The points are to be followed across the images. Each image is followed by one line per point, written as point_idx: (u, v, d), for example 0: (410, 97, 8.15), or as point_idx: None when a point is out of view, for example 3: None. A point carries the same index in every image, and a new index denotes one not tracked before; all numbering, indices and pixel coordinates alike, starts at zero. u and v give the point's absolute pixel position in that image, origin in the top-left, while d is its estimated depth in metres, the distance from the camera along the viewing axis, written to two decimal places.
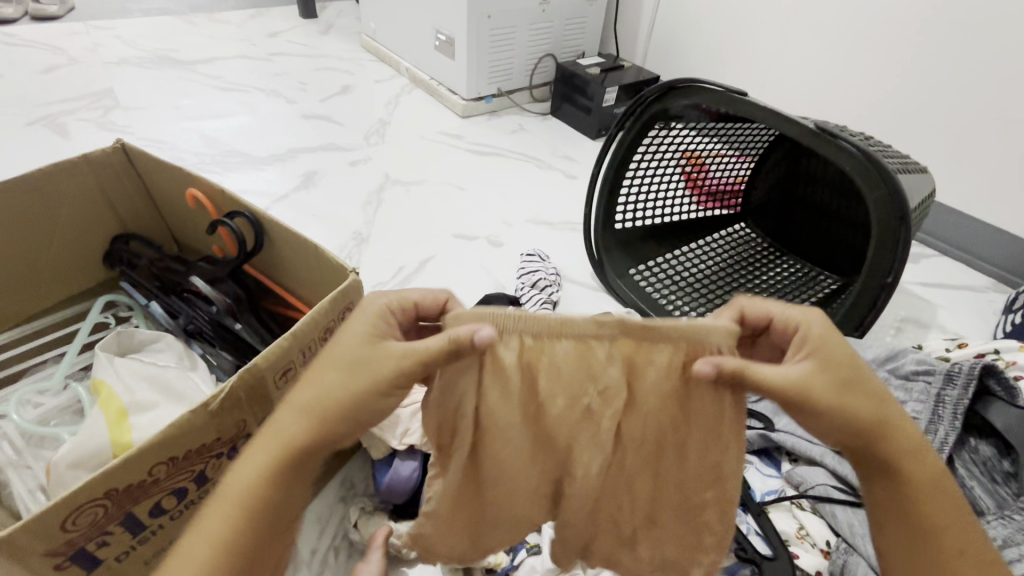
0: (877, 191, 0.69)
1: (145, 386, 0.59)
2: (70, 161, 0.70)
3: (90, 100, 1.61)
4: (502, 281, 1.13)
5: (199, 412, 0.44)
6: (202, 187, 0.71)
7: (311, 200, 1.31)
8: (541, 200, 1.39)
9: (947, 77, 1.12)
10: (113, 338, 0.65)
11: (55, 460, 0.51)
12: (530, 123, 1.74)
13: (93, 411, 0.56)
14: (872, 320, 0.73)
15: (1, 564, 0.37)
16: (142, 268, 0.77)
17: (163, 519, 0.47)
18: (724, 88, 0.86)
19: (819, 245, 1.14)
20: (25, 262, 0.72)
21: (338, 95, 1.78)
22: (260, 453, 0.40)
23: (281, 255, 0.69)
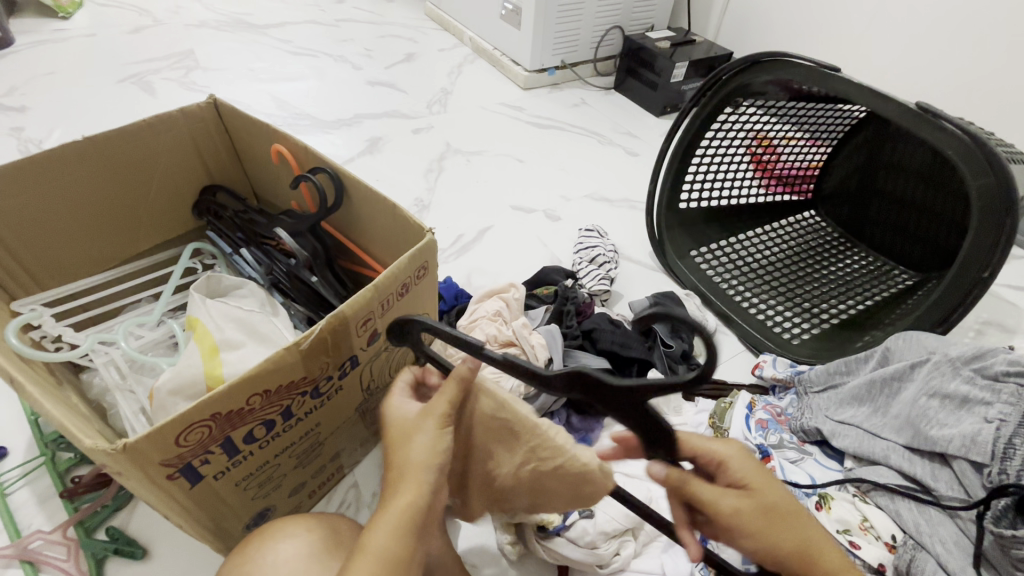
0: (982, 179, 0.65)
1: (233, 326, 0.64)
2: (169, 113, 0.74)
3: (173, 61, 1.69)
4: (558, 256, 1.13)
5: (291, 351, 0.47)
6: (287, 143, 0.73)
7: (375, 166, 1.34)
8: (602, 176, 1.37)
9: None
10: (204, 282, 0.69)
11: (158, 387, 0.57)
12: (592, 98, 1.70)
13: (190, 345, 0.61)
14: (959, 317, 0.69)
15: (127, 467, 0.41)
16: (226, 219, 0.81)
17: (253, 446, 0.51)
18: (815, 64, 0.81)
19: (897, 238, 1.08)
20: (125, 209, 0.78)
21: (402, 63, 1.80)
22: (390, 534, 0.41)
23: (358, 214, 0.72)
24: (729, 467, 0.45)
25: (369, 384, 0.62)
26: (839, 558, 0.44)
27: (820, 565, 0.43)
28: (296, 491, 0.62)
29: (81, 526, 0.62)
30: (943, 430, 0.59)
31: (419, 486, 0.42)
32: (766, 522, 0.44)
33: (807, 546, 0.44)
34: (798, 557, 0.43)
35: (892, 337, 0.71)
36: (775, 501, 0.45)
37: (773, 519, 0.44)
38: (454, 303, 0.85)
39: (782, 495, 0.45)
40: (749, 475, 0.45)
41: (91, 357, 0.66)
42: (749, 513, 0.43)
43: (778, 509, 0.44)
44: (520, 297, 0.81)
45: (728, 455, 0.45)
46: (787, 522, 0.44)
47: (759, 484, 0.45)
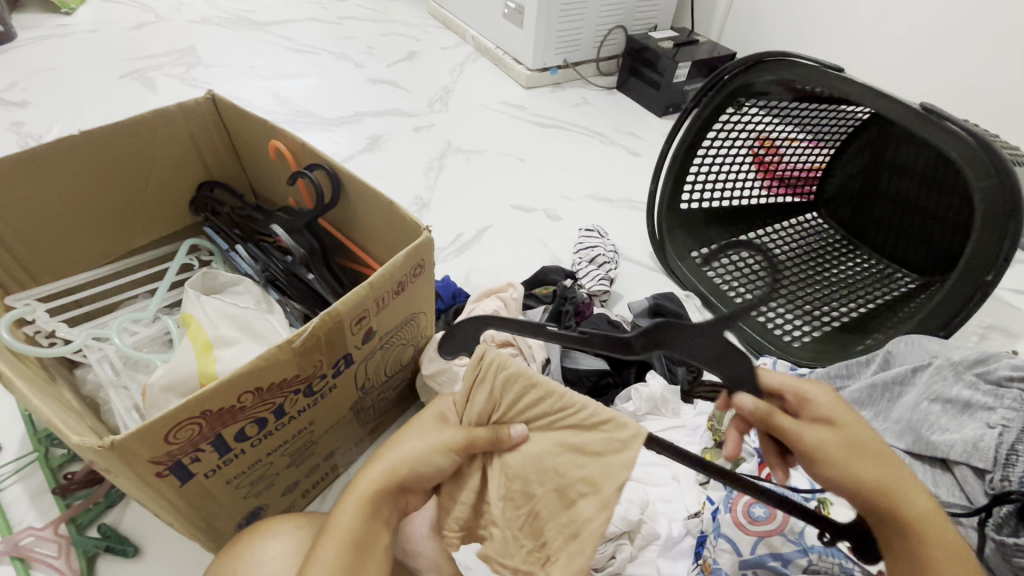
0: (986, 180, 0.64)
1: (227, 323, 0.63)
2: (168, 109, 0.74)
3: (175, 57, 1.69)
4: (558, 255, 1.12)
5: (285, 348, 0.46)
6: (284, 139, 0.73)
7: (376, 164, 1.33)
8: (603, 176, 1.36)
9: None
10: (199, 278, 0.69)
11: (151, 384, 0.56)
12: (594, 97, 1.70)
13: (184, 341, 0.61)
14: (961, 321, 0.68)
15: (114, 464, 0.40)
16: (223, 215, 0.81)
17: (245, 444, 0.50)
18: (820, 63, 0.80)
19: (898, 241, 1.08)
20: (123, 204, 0.77)
21: (404, 61, 1.79)
22: (350, 510, 0.44)
23: (355, 212, 0.71)
24: (813, 402, 0.45)
25: (364, 384, 0.62)
26: (931, 510, 0.40)
27: (914, 507, 0.40)
28: (289, 490, 0.62)
29: (74, 523, 0.62)
30: (945, 435, 0.58)
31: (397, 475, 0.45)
32: (854, 457, 0.41)
33: (897, 489, 0.40)
34: (888, 499, 0.40)
35: (895, 340, 0.71)
36: (862, 439, 0.42)
37: (862, 457, 0.41)
38: (452, 302, 0.84)
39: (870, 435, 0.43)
40: (841, 415, 0.44)
41: (85, 352, 0.65)
42: (833, 447, 0.42)
43: (870, 450, 0.42)
44: (518, 296, 0.81)
45: (815, 392, 0.45)
46: (875, 461, 0.41)
47: (846, 419, 0.44)
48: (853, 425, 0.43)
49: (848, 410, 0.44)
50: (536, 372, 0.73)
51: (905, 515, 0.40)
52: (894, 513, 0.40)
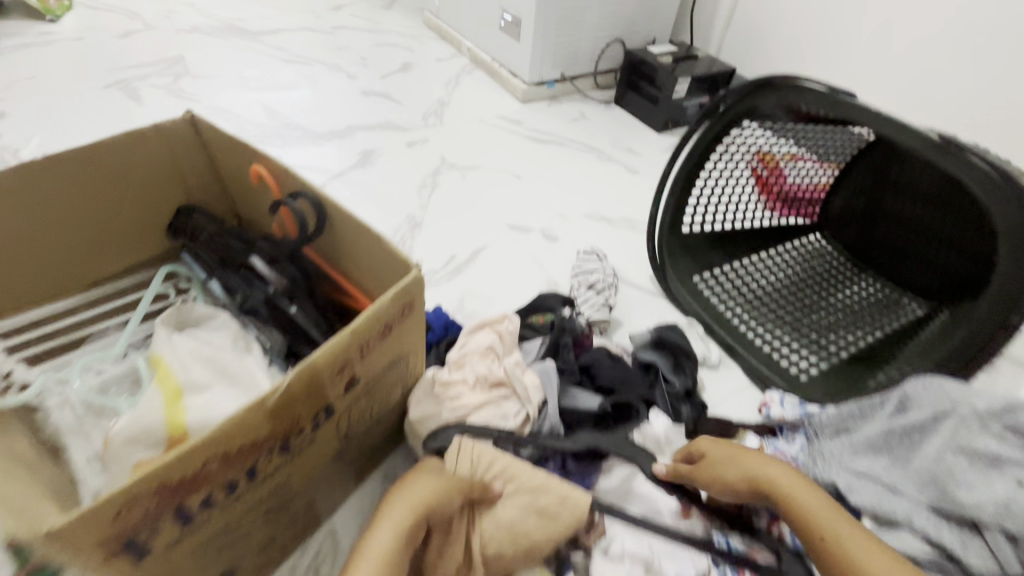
0: (1010, 216, 0.61)
1: (201, 365, 0.58)
2: (143, 131, 0.70)
3: (162, 67, 1.64)
4: (556, 279, 1.08)
5: (254, 410, 0.42)
6: (266, 164, 0.68)
7: (367, 180, 1.29)
8: (601, 194, 1.33)
9: None
10: (173, 313, 0.64)
11: (114, 436, 0.52)
12: (592, 112, 1.67)
13: (151, 386, 0.56)
14: (984, 360, 0.65)
15: (54, 554, 0.36)
16: (202, 241, 0.76)
17: (211, 512, 0.45)
18: (829, 87, 0.76)
19: (905, 266, 1.04)
20: (94, 230, 0.73)
21: (398, 72, 1.76)
22: (387, 539, 0.49)
23: (341, 243, 0.66)
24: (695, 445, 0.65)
25: (347, 432, 0.57)
26: (810, 492, 0.56)
27: (791, 499, 0.56)
28: (265, 548, 0.57)
29: None
30: (973, 495, 0.54)
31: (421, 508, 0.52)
32: (732, 461, 0.61)
33: (777, 491, 0.57)
34: (767, 488, 0.58)
35: (911, 381, 0.66)
36: (736, 452, 0.62)
37: (743, 470, 0.60)
38: (444, 334, 0.79)
39: (745, 454, 0.61)
40: (716, 447, 0.64)
41: (45, 397, 0.60)
42: (716, 466, 0.62)
43: (750, 455, 0.61)
44: (515, 329, 0.76)
45: (700, 442, 0.65)
46: (752, 459, 0.60)
47: (712, 448, 0.64)
48: (726, 451, 0.63)
49: (723, 445, 0.64)
50: (531, 417, 0.67)
51: (785, 501, 0.56)
52: (778, 501, 0.57)
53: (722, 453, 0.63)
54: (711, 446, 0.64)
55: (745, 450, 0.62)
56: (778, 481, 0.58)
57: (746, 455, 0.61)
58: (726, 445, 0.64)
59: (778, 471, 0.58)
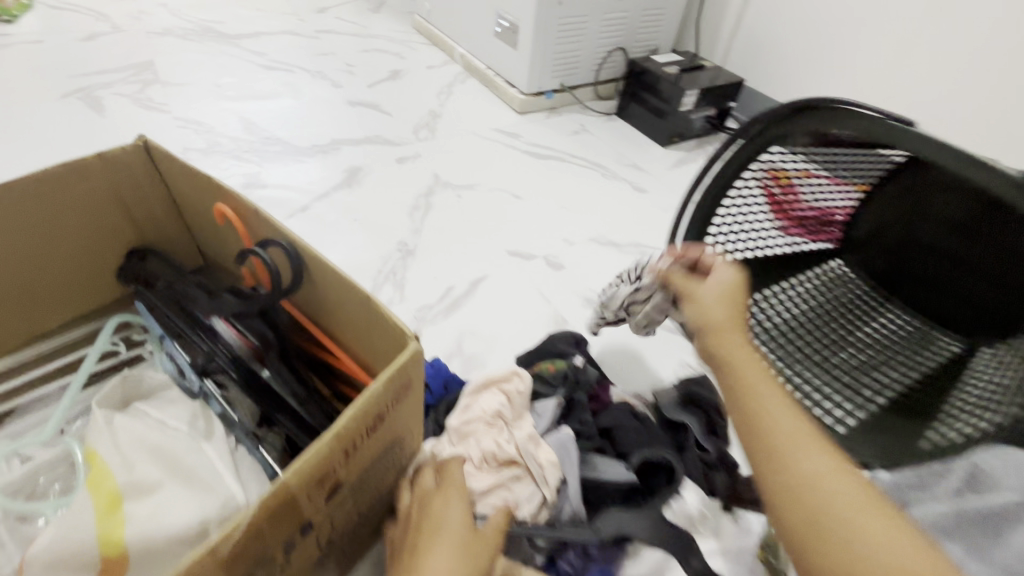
0: None
1: (148, 457, 0.48)
2: (83, 160, 0.58)
3: (130, 73, 1.51)
4: (563, 313, 0.99)
5: (204, 562, 0.31)
6: (233, 202, 0.58)
7: (354, 201, 1.18)
8: (607, 215, 1.24)
9: None
10: (116, 386, 0.53)
11: (29, 563, 0.41)
12: (593, 124, 1.58)
13: (83, 491, 0.45)
14: None
15: None
16: (158, 289, 0.65)
17: None
18: (885, 114, 0.69)
19: (938, 298, 0.92)
20: (24, 278, 0.61)
21: (387, 80, 1.65)
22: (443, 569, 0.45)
23: (323, 298, 0.56)
24: (721, 279, 0.58)
25: (329, 540, 0.47)
26: (761, 401, 0.45)
27: (742, 398, 0.46)
28: None
29: None
30: None
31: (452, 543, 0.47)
32: (721, 302, 0.56)
33: (744, 394, 0.46)
34: (739, 400, 0.46)
35: (983, 451, 0.54)
36: (727, 316, 0.54)
37: (717, 329, 0.53)
38: (444, 394, 0.69)
39: (734, 314, 0.54)
40: (717, 299, 0.57)
41: None
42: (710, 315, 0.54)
43: (733, 326, 0.53)
44: (525, 387, 0.66)
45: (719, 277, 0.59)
46: (732, 334, 0.52)
47: (713, 299, 0.57)
48: (719, 303, 0.56)
49: (739, 295, 0.56)
50: (547, 501, 0.58)
51: (745, 415, 0.45)
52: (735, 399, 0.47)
53: (717, 302, 0.56)
54: (724, 287, 0.58)
55: (724, 311, 0.55)
56: (746, 384, 0.47)
57: (730, 316, 0.54)
58: (715, 295, 0.57)
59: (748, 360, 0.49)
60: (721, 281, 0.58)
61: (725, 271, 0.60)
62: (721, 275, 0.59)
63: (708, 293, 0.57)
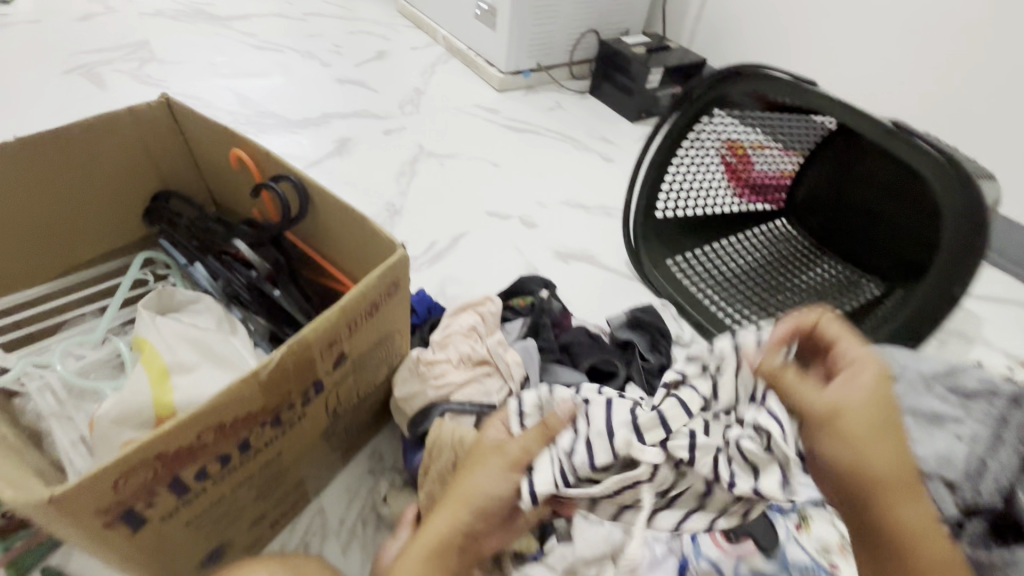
0: (954, 206, 0.64)
1: (186, 347, 0.59)
2: (116, 113, 0.68)
3: (127, 52, 1.59)
4: (534, 264, 1.11)
5: (247, 384, 0.43)
6: (247, 148, 0.68)
7: (345, 168, 1.28)
8: (577, 182, 1.36)
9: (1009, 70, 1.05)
10: (154, 297, 0.64)
11: (99, 417, 0.51)
12: (568, 101, 1.69)
13: (136, 368, 0.56)
14: (928, 332, 0.70)
15: (58, 521, 0.37)
16: (181, 227, 0.75)
17: (206, 482, 0.46)
18: (793, 77, 0.80)
19: (862, 249, 1.10)
20: (65, 217, 0.71)
21: (373, 61, 1.75)
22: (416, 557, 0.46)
23: (325, 227, 0.67)
24: (841, 363, 0.46)
25: (336, 408, 0.59)
26: (922, 537, 0.39)
27: (889, 518, 0.40)
28: (256, 523, 0.58)
29: (14, 567, 0.57)
30: (924, 450, 0.57)
31: (440, 539, 0.46)
32: (862, 431, 0.41)
33: (881, 512, 0.40)
34: (867, 519, 0.41)
35: (867, 354, 0.69)
36: (862, 425, 0.41)
37: (846, 440, 0.42)
38: (428, 316, 0.81)
39: (879, 439, 0.41)
40: (864, 418, 0.42)
41: (24, 382, 0.60)
42: (833, 433, 0.42)
43: (850, 415, 0.42)
44: (496, 310, 0.78)
45: (845, 398, 0.43)
46: (847, 440, 0.41)
47: (851, 405, 0.42)
48: (863, 416, 0.42)
49: (889, 388, 0.43)
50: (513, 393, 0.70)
51: (882, 516, 0.40)
52: (872, 531, 0.41)
53: (855, 434, 0.41)
54: (848, 373, 0.44)
55: (887, 447, 0.41)
56: (898, 516, 0.40)
57: (873, 404, 0.42)
58: (856, 413, 0.42)
59: (907, 498, 0.40)
60: (850, 348, 0.46)
61: (869, 369, 0.44)
62: (847, 336, 0.47)
63: (816, 397, 0.43)
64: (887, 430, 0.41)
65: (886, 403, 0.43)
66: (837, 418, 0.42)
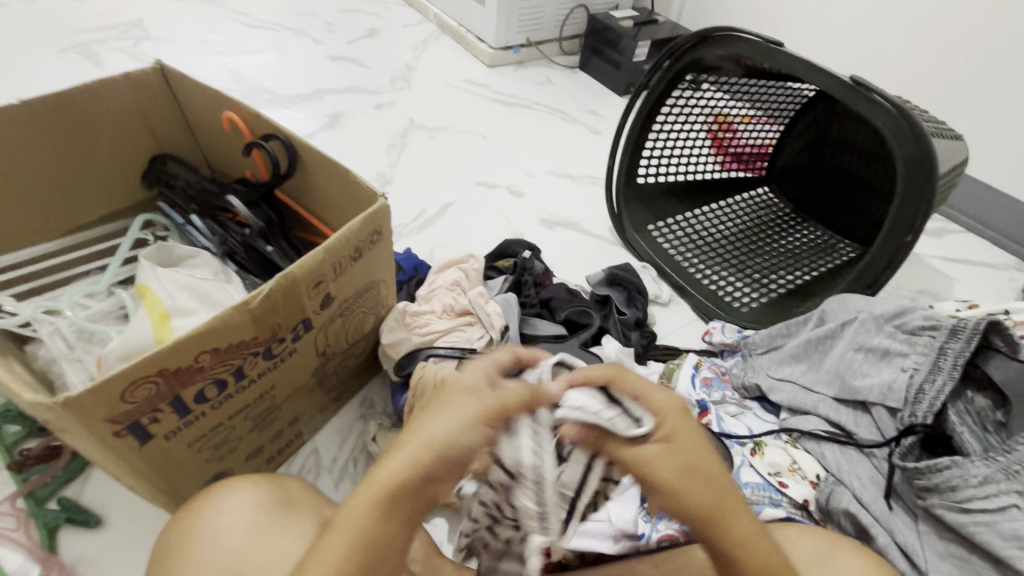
0: (907, 149, 0.69)
1: (185, 294, 0.63)
2: (112, 79, 0.72)
3: (122, 31, 1.61)
4: (521, 230, 1.15)
5: (241, 313, 0.48)
6: (238, 111, 0.72)
7: (337, 141, 1.32)
8: (564, 153, 1.39)
9: (982, 34, 1.07)
10: (154, 250, 0.68)
11: (106, 354, 0.56)
12: (557, 76, 1.71)
13: (140, 311, 0.60)
14: (887, 277, 0.74)
15: (71, 422, 0.42)
16: (179, 189, 0.80)
17: (204, 406, 0.52)
18: (761, 39, 0.84)
19: (838, 212, 1.13)
20: (68, 178, 0.75)
21: (365, 38, 1.76)
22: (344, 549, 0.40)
23: (314, 186, 0.72)
24: (665, 422, 0.41)
25: (325, 349, 0.63)
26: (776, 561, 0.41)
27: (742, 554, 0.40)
28: (253, 455, 0.63)
29: (32, 497, 0.63)
30: (866, 380, 0.65)
31: (400, 482, 0.40)
32: (686, 495, 0.40)
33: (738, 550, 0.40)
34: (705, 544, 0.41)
35: (830, 301, 0.74)
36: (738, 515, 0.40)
37: (710, 514, 0.40)
38: (414, 273, 0.86)
39: (734, 505, 0.40)
40: (695, 472, 0.40)
41: (36, 327, 0.64)
42: (682, 505, 0.40)
43: (709, 475, 0.40)
44: (479, 267, 0.82)
45: (664, 460, 0.40)
46: (724, 524, 0.40)
47: (663, 448, 0.40)
48: (687, 473, 0.40)
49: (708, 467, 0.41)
50: (494, 340, 0.74)
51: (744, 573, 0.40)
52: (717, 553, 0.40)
53: (688, 473, 0.40)
54: (638, 429, 0.40)
55: (718, 491, 0.40)
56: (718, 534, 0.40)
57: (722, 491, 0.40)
58: (687, 438, 0.41)
59: (741, 526, 0.40)
60: (643, 389, 0.42)
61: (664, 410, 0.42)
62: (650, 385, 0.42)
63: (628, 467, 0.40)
64: (712, 509, 0.40)
65: (723, 473, 0.41)
66: (680, 469, 0.40)
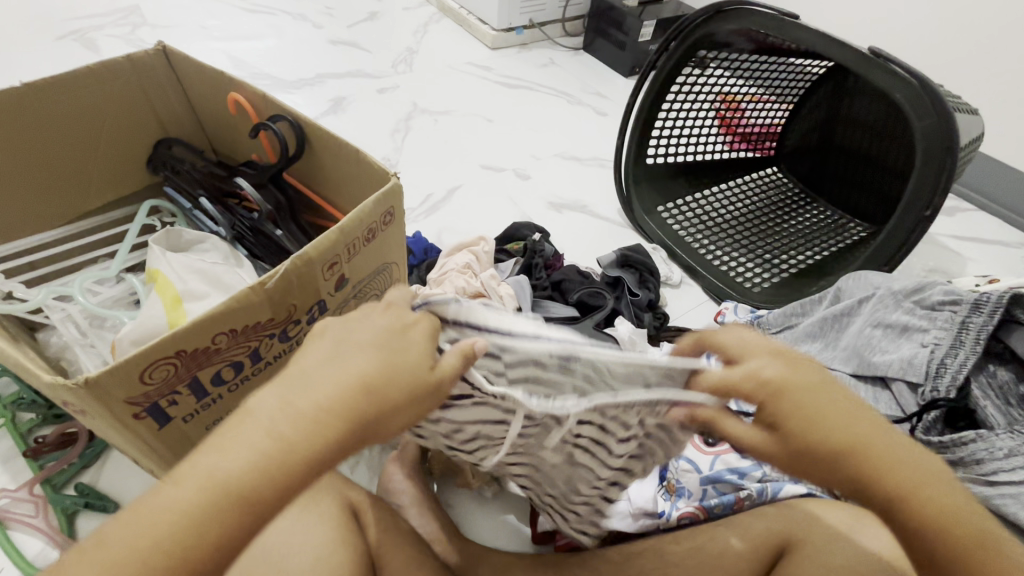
0: (926, 120, 0.68)
1: (195, 278, 0.62)
2: (115, 61, 0.71)
3: (118, 17, 1.59)
4: (528, 213, 1.14)
5: (258, 294, 0.47)
6: (245, 91, 0.71)
7: (340, 126, 1.30)
8: (571, 135, 1.37)
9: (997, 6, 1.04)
10: (163, 235, 0.67)
11: (120, 339, 0.55)
12: (561, 57, 1.69)
13: (152, 296, 0.60)
14: (901, 258, 0.74)
15: (90, 402, 0.42)
16: (184, 173, 0.78)
17: (222, 389, 0.52)
18: (776, 11, 0.82)
19: (849, 191, 1.12)
20: (73, 162, 0.74)
21: (365, 22, 1.73)
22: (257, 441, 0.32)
23: (324, 168, 0.70)
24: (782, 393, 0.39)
25: None
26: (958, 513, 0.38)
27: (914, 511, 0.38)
28: None
29: (49, 483, 0.63)
30: (884, 356, 0.64)
31: (333, 401, 0.34)
32: (815, 464, 0.39)
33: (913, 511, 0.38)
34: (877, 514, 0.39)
35: (845, 278, 0.75)
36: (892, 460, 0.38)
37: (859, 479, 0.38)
38: (424, 257, 0.85)
39: (889, 459, 0.38)
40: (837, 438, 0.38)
41: (47, 313, 0.64)
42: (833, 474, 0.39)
43: (860, 446, 0.38)
44: (490, 250, 0.82)
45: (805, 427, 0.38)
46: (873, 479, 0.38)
47: (793, 408, 0.39)
48: (825, 425, 0.39)
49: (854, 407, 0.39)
50: None
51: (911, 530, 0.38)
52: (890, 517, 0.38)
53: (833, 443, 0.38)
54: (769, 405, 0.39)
55: (894, 466, 0.38)
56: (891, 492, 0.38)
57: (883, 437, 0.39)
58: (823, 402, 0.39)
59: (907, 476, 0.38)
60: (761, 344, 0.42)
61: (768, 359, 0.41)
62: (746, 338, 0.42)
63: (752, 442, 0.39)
64: (870, 459, 0.38)
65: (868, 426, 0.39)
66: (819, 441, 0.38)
